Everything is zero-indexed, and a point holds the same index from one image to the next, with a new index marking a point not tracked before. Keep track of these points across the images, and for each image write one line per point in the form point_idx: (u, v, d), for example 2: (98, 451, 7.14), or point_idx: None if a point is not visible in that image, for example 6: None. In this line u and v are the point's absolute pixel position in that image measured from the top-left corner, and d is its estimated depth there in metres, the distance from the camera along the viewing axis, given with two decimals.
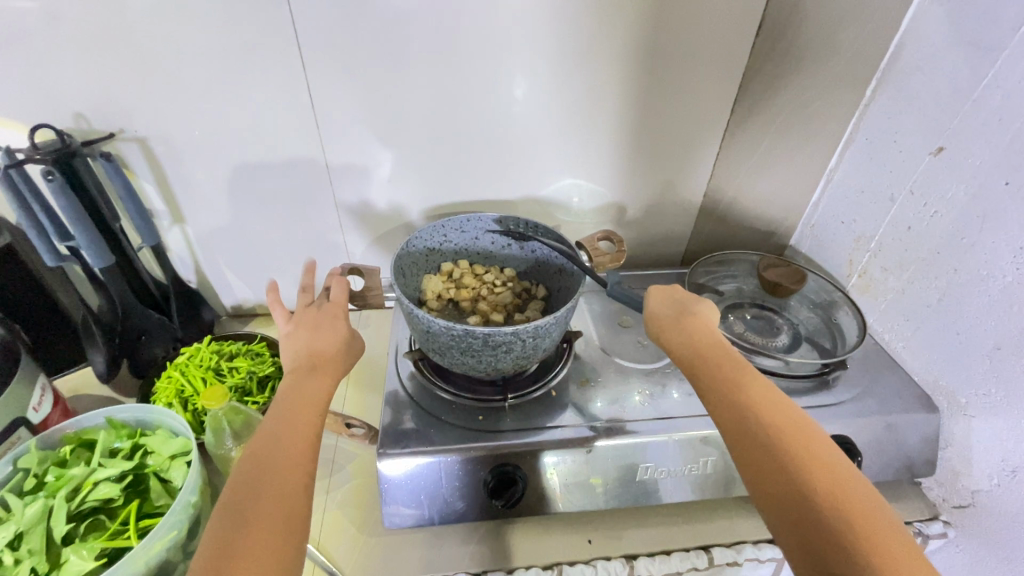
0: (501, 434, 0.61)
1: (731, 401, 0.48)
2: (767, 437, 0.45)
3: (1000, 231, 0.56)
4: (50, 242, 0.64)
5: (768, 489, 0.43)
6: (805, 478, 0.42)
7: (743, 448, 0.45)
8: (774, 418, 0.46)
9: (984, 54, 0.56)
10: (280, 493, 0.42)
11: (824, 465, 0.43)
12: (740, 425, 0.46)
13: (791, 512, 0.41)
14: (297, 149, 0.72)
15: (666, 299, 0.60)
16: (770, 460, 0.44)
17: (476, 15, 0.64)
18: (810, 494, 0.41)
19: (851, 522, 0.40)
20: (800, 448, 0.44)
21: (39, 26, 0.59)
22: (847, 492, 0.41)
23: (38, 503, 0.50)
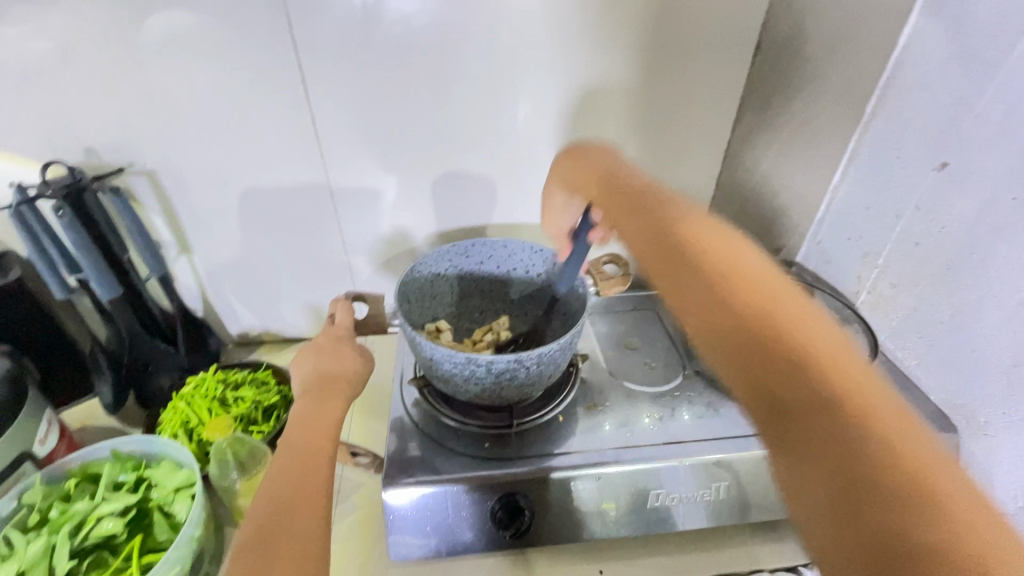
0: (508, 461, 0.60)
1: (666, 249, 0.42)
2: (706, 272, 0.39)
3: (1010, 247, 0.55)
4: (59, 276, 0.65)
5: (704, 324, 0.37)
6: (753, 311, 0.35)
7: (678, 284, 0.40)
8: (719, 258, 0.40)
9: (984, 71, 0.56)
10: (304, 520, 0.39)
11: (769, 296, 0.36)
12: (672, 263, 0.41)
13: (733, 346, 0.35)
14: (302, 179, 0.74)
15: (589, 174, 0.58)
16: (706, 296, 0.37)
17: (477, 45, 0.66)
18: (760, 334, 0.34)
19: (808, 359, 0.32)
20: (755, 287, 0.37)
21: (51, 66, 0.61)
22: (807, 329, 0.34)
23: (41, 540, 0.50)
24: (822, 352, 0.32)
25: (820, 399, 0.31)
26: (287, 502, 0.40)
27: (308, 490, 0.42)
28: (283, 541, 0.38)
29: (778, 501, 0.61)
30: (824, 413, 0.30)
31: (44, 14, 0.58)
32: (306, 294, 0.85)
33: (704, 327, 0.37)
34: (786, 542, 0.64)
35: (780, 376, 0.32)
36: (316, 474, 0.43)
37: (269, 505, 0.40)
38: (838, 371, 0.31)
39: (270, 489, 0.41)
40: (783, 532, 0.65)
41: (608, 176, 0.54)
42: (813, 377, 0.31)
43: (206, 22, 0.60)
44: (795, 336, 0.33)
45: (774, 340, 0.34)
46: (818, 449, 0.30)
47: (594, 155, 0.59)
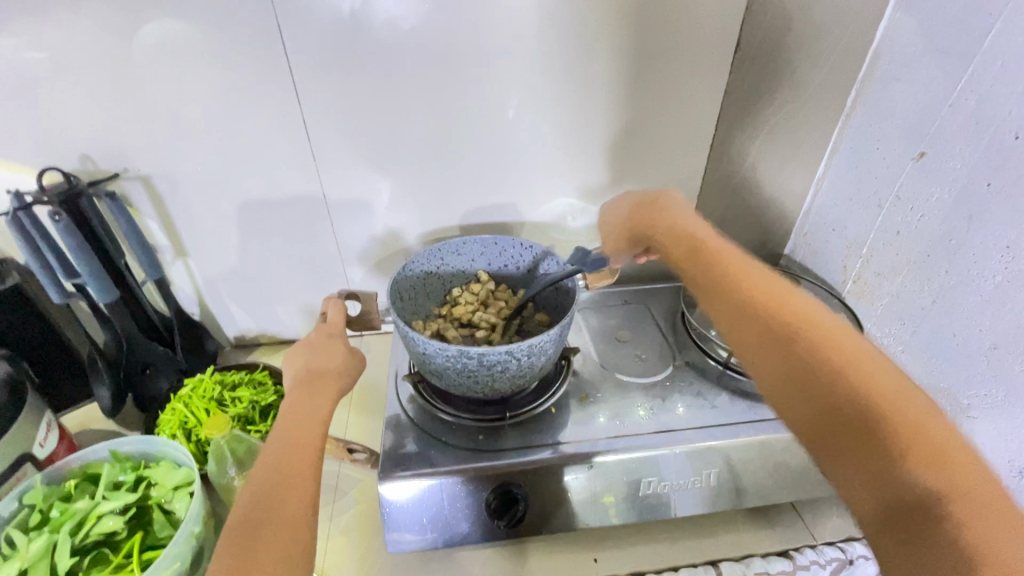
0: (503, 453, 0.61)
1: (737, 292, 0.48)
2: (810, 359, 0.41)
3: (987, 232, 0.56)
4: (58, 280, 0.66)
5: (807, 410, 0.40)
6: (859, 399, 0.38)
7: (781, 371, 0.42)
8: (821, 339, 0.42)
9: (957, 61, 0.58)
10: (287, 515, 0.41)
11: (877, 382, 0.38)
12: (772, 348, 0.43)
13: (838, 438, 0.38)
14: (295, 182, 0.75)
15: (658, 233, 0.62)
16: (811, 387, 0.40)
17: (464, 47, 0.67)
18: (826, 367, 0.40)
19: (916, 446, 0.35)
20: (862, 372, 0.39)
21: (46, 74, 0.62)
22: (915, 415, 0.36)
23: (42, 538, 0.50)
24: (886, 385, 0.38)
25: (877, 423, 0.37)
26: (273, 498, 0.41)
27: (293, 482, 0.43)
28: (266, 540, 0.39)
29: (767, 487, 0.62)
30: (933, 507, 0.33)
31: (38, 24, 0.59)
32: (301, 296, 0.86)
33: (811, 412, 0.39)
34: (778, 528, 0.65)
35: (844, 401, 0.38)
36: (303, 466, 0.44)
37: (255, 500, 0.41)
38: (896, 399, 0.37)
39: (257, 484, 0.42)
40: (775, 518, 0.66)
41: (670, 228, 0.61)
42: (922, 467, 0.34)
43: (198, 30, 0.62)
44: (900, 426, 0.36)
45: (882, 433, 0.36)
46: (880, 461, 0.36)
47: (671, 220, 0.61)
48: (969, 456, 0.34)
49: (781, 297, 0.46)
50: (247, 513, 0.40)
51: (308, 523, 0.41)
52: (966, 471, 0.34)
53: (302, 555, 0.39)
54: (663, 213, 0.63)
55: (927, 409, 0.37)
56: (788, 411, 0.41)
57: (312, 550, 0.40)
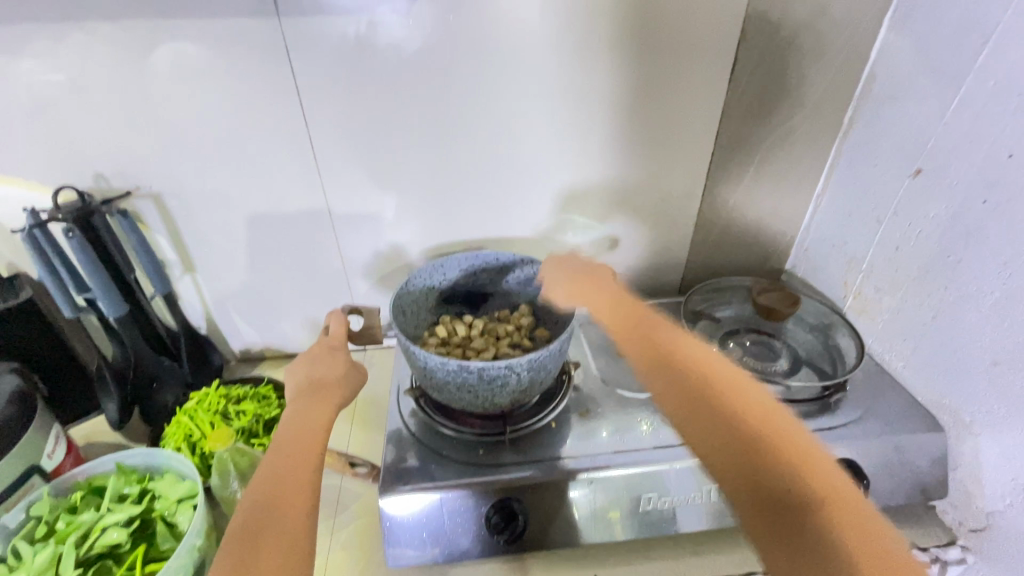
0: (502, 468, 0.61)
1: (646, 344, 0.53)
2: (707, 399, 0.46)
3: (984, 248, 0.57)
4: (69, 295, 0.68)
5: (699, 430, 0.45)
6: (744, 421, 0.44)
7: (675, 397, 0.47)
8: (700, 367, 0.49)
9: (950, 81, 0.59)
10: (288, 525, 0.41)
11: (755, 413, 0.44)
12: (681, 390, 0.47)
13: (723, 453, 0.43)
14: (300, 199, 0.76)
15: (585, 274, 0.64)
16: (700, 413, 0.45)
17: (467, 68, 0.69)
18: (721, 407, 0.45)
19: (772, 448, 0.42)
20: (739, 402, 0.45)
21: (64, 96, 0.64)
22: (782, 437, 0.43)
23: (47, 550, 0.51)
24: (765, 419, 0.44)
25: (766, 456, 0.41)
26: (274, 505, 0.42)
27: (294, 494, 0.43)
28: (267, 546, 0.40)
29: None
30: (794, 510, 0.39)
31: (57, 49, 0.61)
32: (306, 311, 0.87)
33: (698, 433, 0.45)
34: None
35: (736, 438, 0.43)
36: (303, 478, 0.45)
37: (255, 510, 0.42)
38: (778, 432, 0.43)
39: (256, 493, 0.43)
40: None
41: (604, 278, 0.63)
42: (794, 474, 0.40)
43: (210, 53, 0.64)
44: (771, 444, 0.42)
45: (748, 438, 0.43)
46: (771, 490, 0.40)
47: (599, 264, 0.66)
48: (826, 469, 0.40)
49: (678, 343, 0.52)
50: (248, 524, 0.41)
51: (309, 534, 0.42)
52: (825, 488, 0.39)
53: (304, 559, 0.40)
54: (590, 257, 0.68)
55: (793, 432, 0.43)
56: (684, 434, 0.45)
57: (312, 556, 0.41)
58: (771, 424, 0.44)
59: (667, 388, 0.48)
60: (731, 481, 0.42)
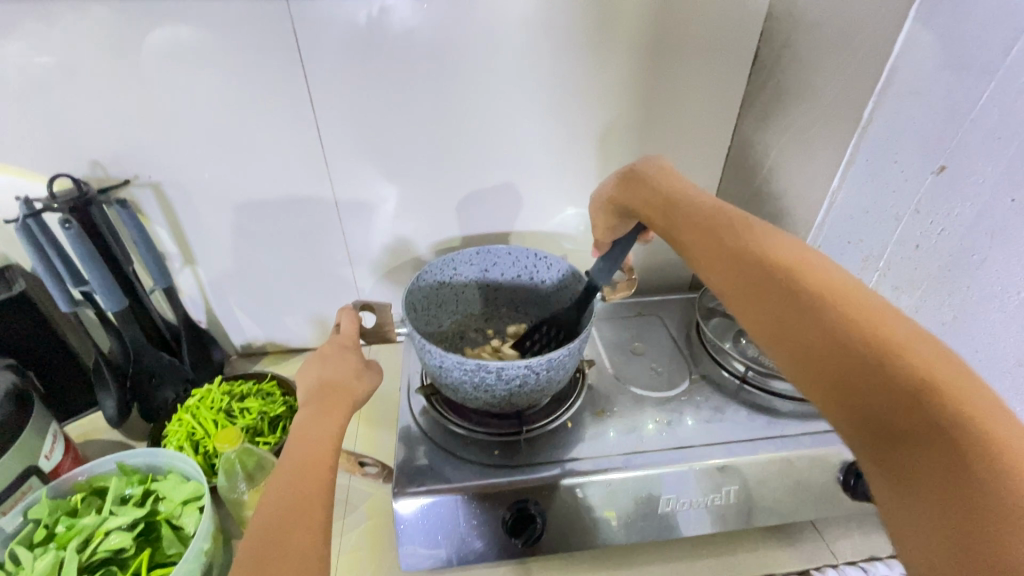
0: (517, 469, 0.60)
1: (752, 260, 0.43)
2: (826, 324, 0.37)
3: (1010, 247, 0.56)
4: (65, 288, 0.65)
5: (779, 330, 0.40)
6: (846, 339, 0.36)
7: (744, 295, 0.43)
8: (826, 283, 0.40)
9: (979, 76, 0.57)
10: (301, 539, 0.39)
11: (890, 337, 0.35)
12: (784, 321, 0.40)
13: (833, 380, 0.36)
14: (306, 189, 0.74)
15: (647, 197, 0.57)
16: (786, 310, 0.40)
17: (480, 55, 0.66)
18: (841, 336, 0.37)
19: (912, 381, 0.33)
20: (859, 312, 0.37)
21: (58, 80, 0.61)
22: (883, 325, 0.36)
23: (49, 555, 0.49)
24: (905, 342, 0.35)
25: (909, 399, 0.33)
26: (284, 523, 0.39)
27: (307, 507, 0.41)
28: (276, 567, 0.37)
29: (787, 505, 0.61)
30: (933, 441, 0.32)
31: (51, 30, 0.58)
32: (310, 305, 0.85)
33: (780, 338, 0.40)
34: (797, 545, 0.64)
35: (863, 377, 0.35)
36: (317, 488, 0.43)
37: (267, 523, 0.40)
38: (917, 358, 0.34)
39: (269, 503, 0.41)
40: (793, 536, 0.65)
41: (651, 194, 0.57)
42: (892, 362, 0.34)
43: (212, 35, 0.61)
44: (920, 381, 0.33)
45: (880, 370, 0.34)
46: (916, 441, 0.32)
47: (644, 176, 0.60)
48: (940, 356, 0.34)
49: (807, 257, 0.42)
50: (261, 536, 0.39)
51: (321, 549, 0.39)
52: (987, 436, 0.31)
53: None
54: (628, 175, 0.62)
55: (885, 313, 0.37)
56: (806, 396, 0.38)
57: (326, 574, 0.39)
58: (914, 350, 0.35)
59: (776, 326, 0.40)
60: (841, 410, 0.36)
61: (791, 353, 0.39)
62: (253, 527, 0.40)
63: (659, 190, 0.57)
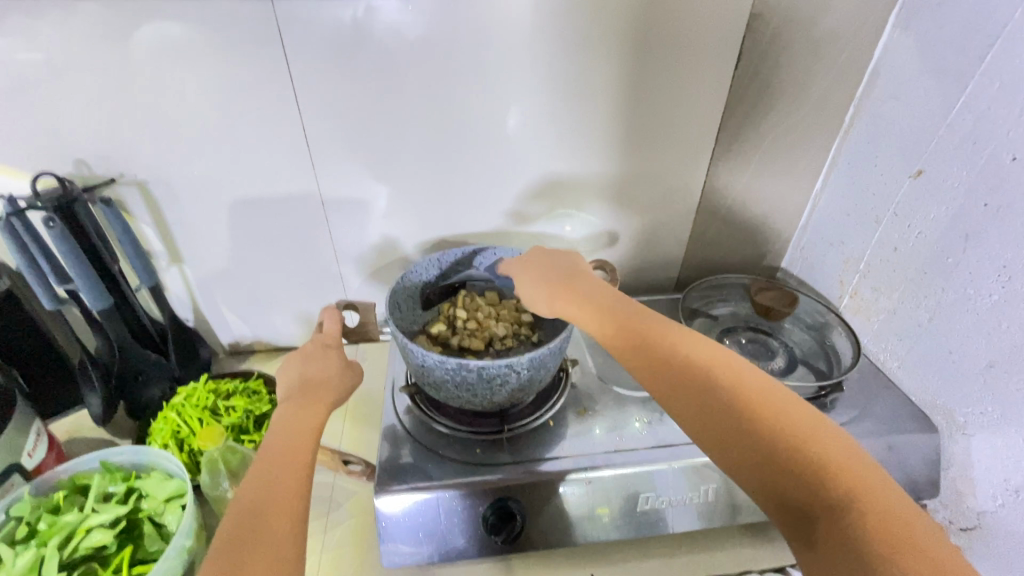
0: (499, 467, 0.60)
1: (671, 361, 0.48)
2: (745, 426, 0.42)
3: (983, 250, 0.57)
4: (50, 286, 0.66)
5: (751, 473, 0.41)
6: (756, 435, 0.42)
7: (709, 430, 0.44)
8: (734, 381, 0.45)
9: (954, 82, 0.58)
10: (277, 533, 0.40)
11: (796, 433, 0.41)
12: (709, 423, 0.44)
13: (758, 474, 0.41)
14: (294, 188, 0.74)
15: (563, 282, 0.58)
16: (747, 452, 0.41)
17: (466, 56, 0.67)
18: (759, 437, 0.41)
19: (822, 474, 0.39)
20: (770, 411, 0.42)
21: (43, 78, 0.61)
22: (848, 471, 0.39)
23: (29, 552, 0.50)
24: (807, 431, 0.41)
25: (820, 483, 0.39)
26: (262, 514, 0.40)
27: (283, 502, 0.41)
28: (253, 558, 0.38)
29: None
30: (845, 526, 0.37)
31: (35, 28, 0.58)
32: (297, 303, 0.85)
33: (749, 473, 0.41)
34: (774, 545, 0.65)
35: (783, 470, 0.40)
36: (294, 484, 0.43)
37: (244, 517, 0.40)
38: (823, 446, 0.40)
39: (246, 498, 0.41)
40: (772, 534, 0.66)
41: (564, 280, 0.58)
42: (850, 514, 0.37)
43: (197, 34, 0.61)
44: (828, 471, 0.39)
45: (792, 464, 0.40)
46: (833, 525, 0.37)
47: (586, 279, 0.58)
48: (897, 504, 0.38)
49: (717, 355, 0.47)
50: (237, 530, 0.39)
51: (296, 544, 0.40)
52: (879, 510, 0.37)
53: (293, 573, 0.38)
54: (581, 273, 0.60)
55: (846, 454, 0.40)
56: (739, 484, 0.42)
57: (301, 569, 0.39)
58: (815, 437, 0.41)
59: (710, 434, 0.43)
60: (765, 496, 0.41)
61: (759, 491, 0.41)
62: (229, 520, 0.40)
63: (571, 272, 0.59)
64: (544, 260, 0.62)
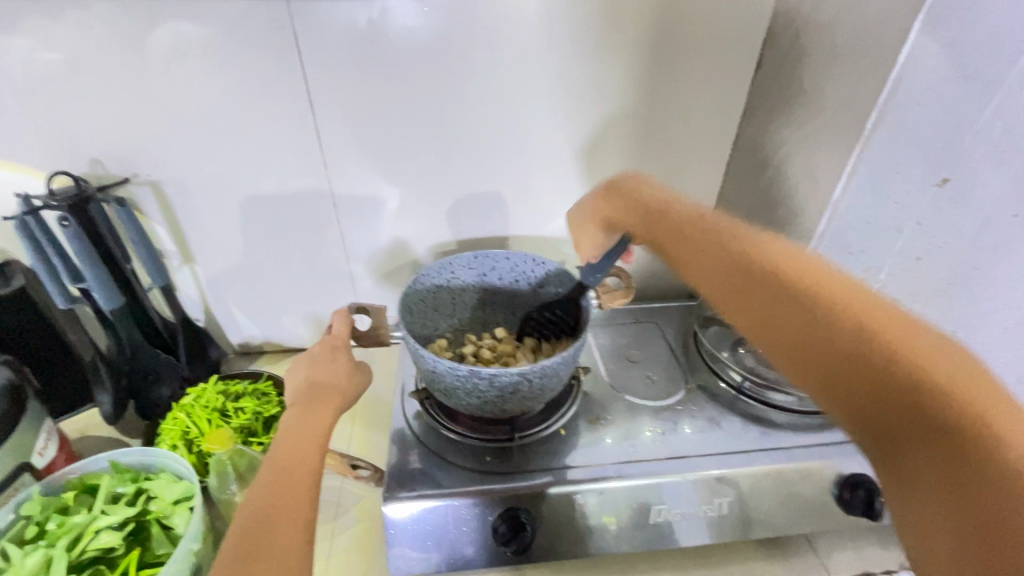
0: (509, 476, 0.59)
1: (775, 287, 0.43)
2: (859, 352, 0.37)
3: None
4: (63, 286, 0.66)
5: (847, 404, 0.38)
6: (874, 360, 0.37)
7: (803, 353, 0.40)
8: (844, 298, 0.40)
9: (983, 88, 0.57)
10: (286, 536, 0.39)
11: (921, 361, 0.36)
12: (812, 344, 0.39)
13: (862, 409, 0.37)
14: (307, 189, 0.74)
15: (644, 204, 0.57)
16: (858, 384, 0.37)
17: (481, 57, 0.66)
18: (870, 362, 0.37)
19: (956, 410, 0.34)
20: (890, 332, 0.37)
21: (58, 78, 0.62)
22: (1007, 416, 0.34)
23: (38, 553, 0.50)
24: (929, 357, 0.36)
25: (940, 418, 0.34)
26: (270, 517, 0.40)
27: (291, 506, 0.41)
28: (262, 561, 0.37)
29: (781, 518, 0.61)
30: (979, 466, 0.33)
31: (51, 28, 0.58)
32: (307, 304, 0.85)
33: (847, 403, 0.38)
34: (790, 561, 0.63)
35: (900, 406, 0.35)
36: (302, 487, 0.42)
37: (251, 521, 0.39)
38: (950, 375, 0.35)
39: (254, 501, 0.41)
40: (787, 549, 0.64)
41: (646, 199, 0.58)
42: (985, 452, 0.33)
43: (211, 34, 0.61)
44: (961, 398, 0.34)
45: (909, 395, 0.35)
46: (948, 463, 0.34)
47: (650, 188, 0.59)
48: (1007, 405, 0.34)
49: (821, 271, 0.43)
50: (245, 532, 0.39)
51: (304, 548, 0.39)
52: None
53: None
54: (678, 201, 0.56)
55: (980, 381, 0.35)
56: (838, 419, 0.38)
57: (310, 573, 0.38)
58: (939, 366, 0.36)
59: (811, 361, 0.39)
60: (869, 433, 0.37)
61: (855, 422, 0.38)
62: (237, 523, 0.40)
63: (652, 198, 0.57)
64: (602, 196, 0.64)
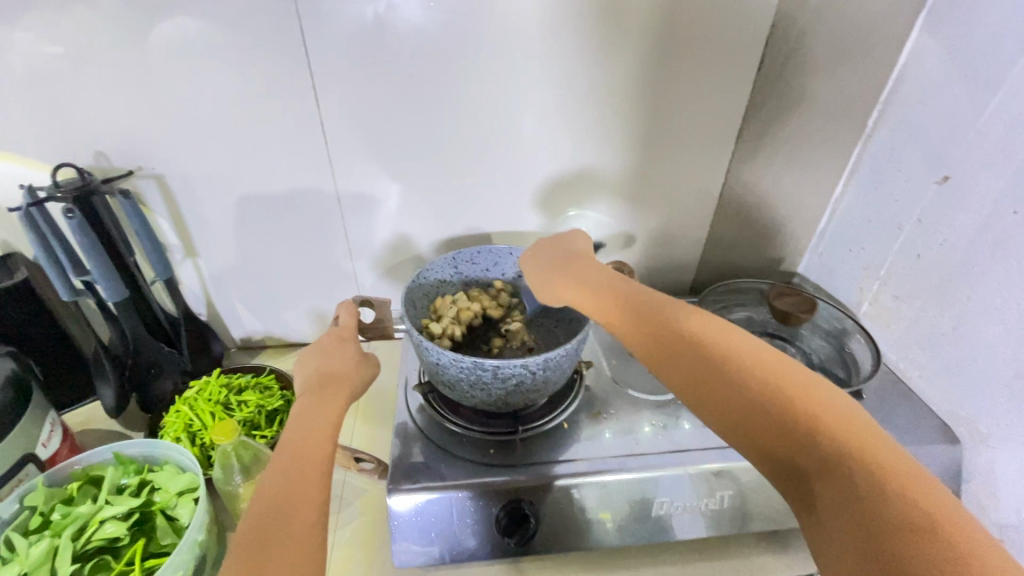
0: (512, 469, 0.60)
1: (677, 343, 0.45)
2: (762, 398, 0.39)
3: (1011, 260, 0.56)
4: (67, 278, 0.66)
5: (761, 452, 0.39)
6: (771, 409, 0.39)
7: (715, 408, 0.41)
8: (729, 350, 0.43)
9: (984, 87, 0.57)
10: (298, 524, 0.39)
11: (794, 398, 0.39)
12: (722, 397, 0.41)
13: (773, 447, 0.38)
14: (310, 184, 0.74)
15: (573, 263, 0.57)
16: (763, 427, 0.39)
17: (485, 53, 0.66)
18: (767, 404, 0.39)
19: (825, 438, 0.37)
20: (775, 378, 0.40)
21: (63, 71, 0.62)
22: (845, 435, 0.36)
23: (43, 542, 0.50)
24: (804, 389, 0.39)
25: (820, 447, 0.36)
26: (282, 505, 0.40)
27: (303, 494, 0.41)
28: (276, 550, 0.38)
29: (780, 512, 0.61)
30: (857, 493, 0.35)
31: (57, 21, 0.58)
32: (310, 299, 0.85)
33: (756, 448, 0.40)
34: (791, 553, 0.64)
35: (805, 449, 0.37)
36: (313, 475, 0.43)
37: (264, 510, 0.40)
38: (819, 406, 0.38)
39: (266, 490, 0.41)
40: (786, 542, 0.65)
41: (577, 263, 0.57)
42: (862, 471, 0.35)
43: (216, 28, 0.61)
44: (821, 427, 0.37)
45: (804, 433, 0.37)
46: (843, 488, 0.35)
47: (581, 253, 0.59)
48: (859, 429, 0.37)
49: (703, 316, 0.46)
50: (258, 521, 0.39)
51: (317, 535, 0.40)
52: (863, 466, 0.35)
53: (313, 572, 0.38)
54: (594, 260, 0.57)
55: (828, 408, 0.38)
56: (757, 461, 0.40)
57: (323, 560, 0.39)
58: (810, 394, 0.39)
59: (722, 414, 0.41)
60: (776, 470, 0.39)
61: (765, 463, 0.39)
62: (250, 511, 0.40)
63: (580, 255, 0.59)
64: (553, 245, 0.62)
